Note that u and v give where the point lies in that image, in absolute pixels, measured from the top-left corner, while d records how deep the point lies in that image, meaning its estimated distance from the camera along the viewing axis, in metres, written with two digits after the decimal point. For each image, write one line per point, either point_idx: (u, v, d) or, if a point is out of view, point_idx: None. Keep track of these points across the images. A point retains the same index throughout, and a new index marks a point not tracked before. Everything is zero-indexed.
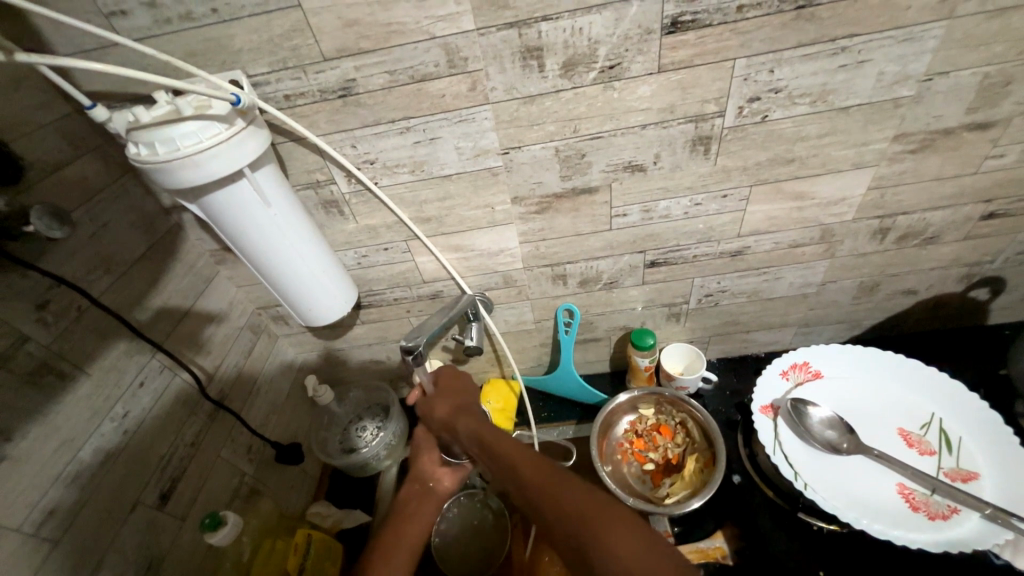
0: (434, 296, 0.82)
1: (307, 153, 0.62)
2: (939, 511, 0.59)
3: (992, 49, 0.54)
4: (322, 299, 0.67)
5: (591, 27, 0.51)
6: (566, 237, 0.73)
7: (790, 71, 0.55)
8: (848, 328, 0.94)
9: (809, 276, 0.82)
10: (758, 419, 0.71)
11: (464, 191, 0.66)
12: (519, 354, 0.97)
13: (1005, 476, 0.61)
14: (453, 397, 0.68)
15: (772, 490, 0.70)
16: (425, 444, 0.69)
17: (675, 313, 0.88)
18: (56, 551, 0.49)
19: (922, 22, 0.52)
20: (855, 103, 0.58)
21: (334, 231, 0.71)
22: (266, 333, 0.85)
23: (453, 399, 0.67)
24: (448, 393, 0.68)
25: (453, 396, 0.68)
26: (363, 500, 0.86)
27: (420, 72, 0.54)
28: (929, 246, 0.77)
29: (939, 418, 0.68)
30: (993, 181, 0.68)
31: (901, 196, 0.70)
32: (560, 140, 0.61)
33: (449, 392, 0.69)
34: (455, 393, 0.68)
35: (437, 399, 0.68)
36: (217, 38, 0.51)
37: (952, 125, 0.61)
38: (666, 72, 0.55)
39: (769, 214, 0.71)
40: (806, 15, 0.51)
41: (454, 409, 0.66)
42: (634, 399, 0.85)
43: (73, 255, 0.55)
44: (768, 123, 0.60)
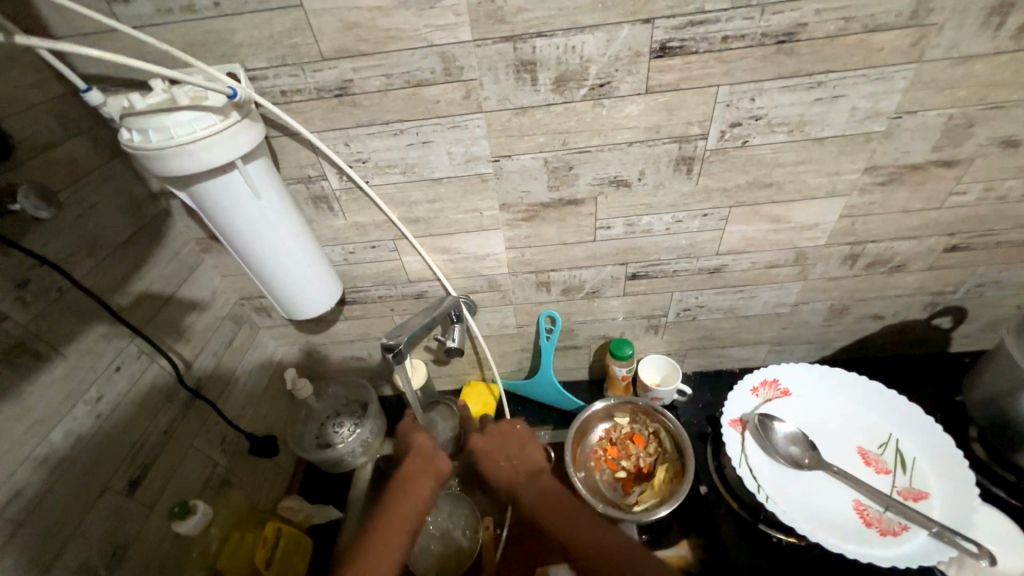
0: (418, 296, 0.83)
1: (300, 148, 0.63)
2: (890, 528, 0.62)
3: (956, 93, 0.58)
4: (306, 293, 0.67)
5: (583, 46, 0.53)
6: (551, 246, 0.75)
7: (770, 100, 0.58)
8: (819, 349, 0.97)
9: (783, 296, 0.85)
10: (727, 432, 0.73)
11: (453, 194, 0.67)
12: (500, 357, 0.98)
13: (953, 497, 0.64)
14: (507, 448, 0.70)
15: (736, 502, 0.72)
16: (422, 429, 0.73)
17: (654, 325, 0.91)
18: (20, 533, 0.48)
19: (893, 63, 0.55)
20: (829, 134, 0.62)
21: (322, 227, 0.72)
22: (248, 324, 0.84)
23: (507, 450, 0.70)
24: (505, 446, 0.70)
25: (510, 454, 0.70)
26: (335, 496, 0.87)
27: (416, 78, 0.55)
28: (896, 274, 0.81)
29: (896, 438, 0.71)
30: (956, 217, 0.72)
31: (871, 225, 0.73)
32: (549, 151, 0.62)
33: (506, 444, 0.71)
34: (516, 453, 0.70)
35: (493, 443, 0.71)
36: (218, 31, 0.52)
37: (919, 161, 0.65)
38: (654, 93, 0.57)
39: (746, 234, 0.74)
40: (786, 50, 0.54)
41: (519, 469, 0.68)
42: (610, 408, 0.87)
43: (57, 236, 0.54)
44: (748, 148, 0.63)
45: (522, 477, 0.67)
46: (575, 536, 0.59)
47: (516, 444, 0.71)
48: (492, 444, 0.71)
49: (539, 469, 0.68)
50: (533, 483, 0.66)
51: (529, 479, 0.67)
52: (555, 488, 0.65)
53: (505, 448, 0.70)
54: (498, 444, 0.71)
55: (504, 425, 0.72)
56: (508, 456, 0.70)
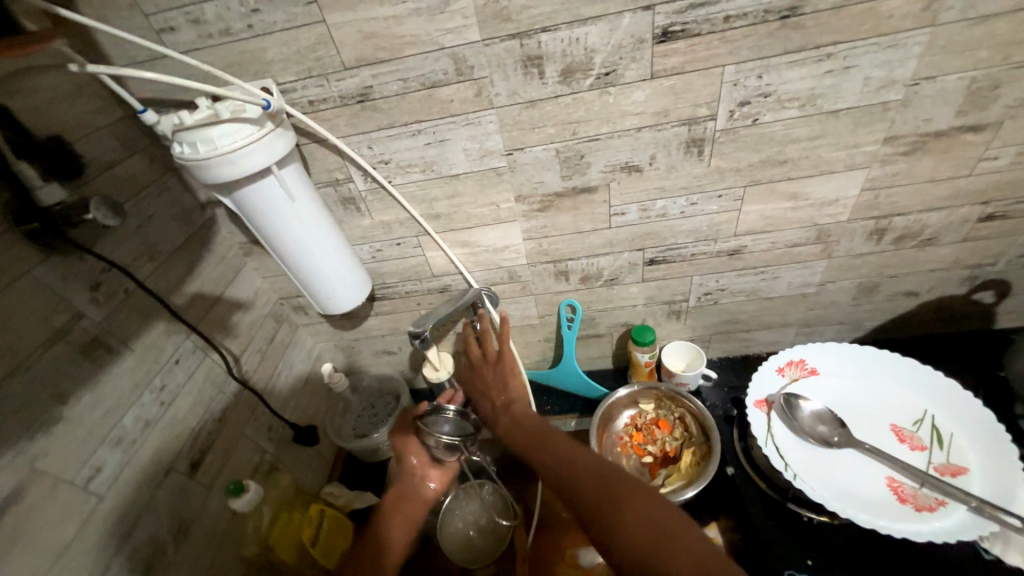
0: (442, 290, 0.87)
1: (326, 153, 0.67)
2: (927, 504, 0.60)
3: (976, 55, 0.56)
4: (336, 287, 0.72)
5: (587, 37, 0.55)
6: (568, 235, 0.77)
7: (778, 76, 0.58)
8: (850, 330, 0.95)
9: (807, 276, 0.84)
10: (752, 413, 0.72)
11: (471, 189, 0.71)
12: (524, 348, 1.01)
13: (995, 472, 0.61)
14: (498, 381, 0.79)
15: (765, 483, 0.70)
16: (404, 445, 0.79)
17: (675, 310, 0.91)
18: (102, 505, 0.55)
19: (906, 29, 0.54)
20: (843, 106, 0.61)
21: (351, 227, 0.77)
22: (287, 322, 0.91)
23: (500, 379, 0.79)
24: (493, 375, 0.80)
25: (499, 382, 0.79)
26: (373, 483, 0.93)
27: (430, 80, 0.59)
28: (928, 247, 0.79)
29: (931, 414, 0.69)
30: (988, 184, 0.70)
31: (896, 198, 0.72)
32: (560, 142, 0.65)
33: (494, 370, 0.80)
34: (500, 381, 0.78)
35: (483, 372, 0.81)
36: (252, 50, 0.57)
37: (943, 128, 0.63)
38: (659, 78, 0.59)
39: (763, 214, 0.74)
40: (791, 24, 0.54)
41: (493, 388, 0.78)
42: (634, 395, 0.89)
43: (121, 243, 0.61)
44: (758, 126, 0.63)
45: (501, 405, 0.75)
46: (593, 481, 0.55)
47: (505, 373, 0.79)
48: (489, 372, 0.80)
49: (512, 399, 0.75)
50: (509, 410, 0.73)
51: (505, 409, 0.74)
52: (526, 414, 0.71)
53: (494, 383, 0.79)
54: (492, 372, 0.80)
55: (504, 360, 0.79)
56: (496, 382, 0.79)
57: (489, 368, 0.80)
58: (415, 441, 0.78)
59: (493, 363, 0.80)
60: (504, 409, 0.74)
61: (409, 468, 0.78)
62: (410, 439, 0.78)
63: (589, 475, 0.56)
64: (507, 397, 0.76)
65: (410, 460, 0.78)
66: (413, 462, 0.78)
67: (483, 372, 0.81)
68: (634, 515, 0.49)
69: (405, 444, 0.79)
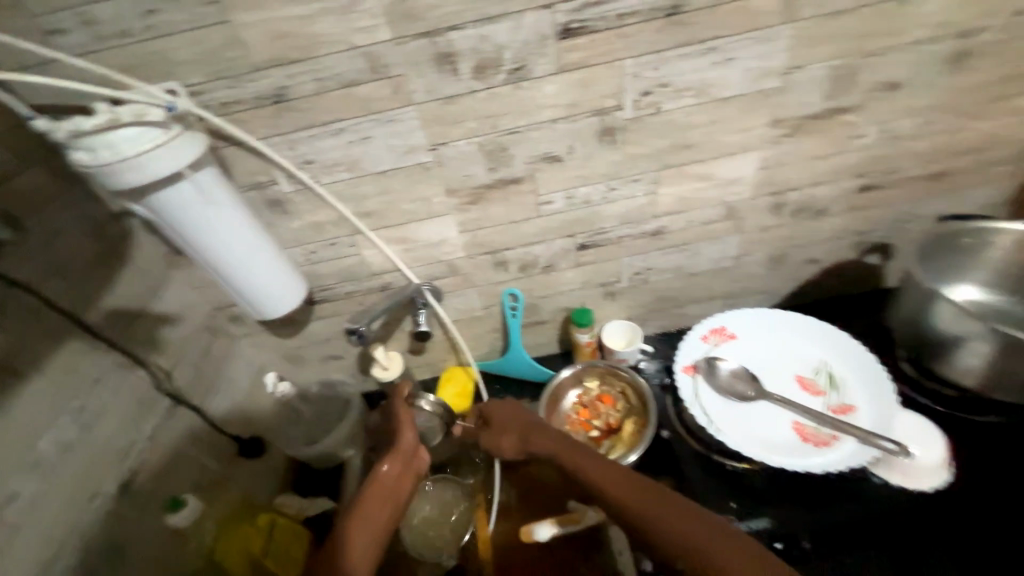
0: (383, 288, 0.87)
1: (247, 156, 0.66)
2: (823, 440, 0.69)
3: (835, 46, 0.65)
4: (273, 292, 0.72)
5: (495, 35, 0.59)
6: (501, 225, 0.80)
7: (672, 68, 0.64)
8: (767, 298, 1.04)
9: (724, 251, 0.92)
10: (680, 379, 0.78)
11: (401, 185, 0.72)
12: (472, 341, 1.03)
13: (876, 406, 0.71)
14: (511, 415, 0.81)
15: (695, 441, 0.77)
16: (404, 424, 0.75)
17: (611, 292, 0.97)
18: (19, 536, 0.52)
19: (774, 24, 0.62)
20: (732, 94, 0.68)
21: (281, 230, 0.76)
22: (223, 334, 0.88)
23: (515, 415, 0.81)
24: (506, 401, 0.83)
25: (514, 409, 0.82)
26: (327, 488, 0.92)
27: (346, 78, 0.60)
28: (821, 218, 0.88)
29: (828, 362, 0.78)
30: (862, 159, 0.80)
31: (789, 174, 0.80)
32: (482, 135, 0.68)
33: (506, 396, 0.84)
34: (514, 404, 0.82)
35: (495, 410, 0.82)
36: (155, 52, 0.56)
37: (817, 111, 0.72)
38: (566, 72, 0.63)
39: (677, 195, 0.80)
40: (677, 21, 0.60)
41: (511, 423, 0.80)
42: (578, 374, 0.93)
43: (23, 259, 0.58)
44: (662, 114, 0.69)
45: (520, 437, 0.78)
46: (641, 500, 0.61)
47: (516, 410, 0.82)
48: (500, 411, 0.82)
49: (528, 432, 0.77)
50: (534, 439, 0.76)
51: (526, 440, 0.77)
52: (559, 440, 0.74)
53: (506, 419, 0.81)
54: (503, 406, 0.82)
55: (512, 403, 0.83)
56: (512, 409, 0.82)
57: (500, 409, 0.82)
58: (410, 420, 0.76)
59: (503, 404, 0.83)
60: (525, 433, 0.77)
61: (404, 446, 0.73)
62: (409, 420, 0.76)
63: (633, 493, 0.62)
64: (524, 421, 0.79)
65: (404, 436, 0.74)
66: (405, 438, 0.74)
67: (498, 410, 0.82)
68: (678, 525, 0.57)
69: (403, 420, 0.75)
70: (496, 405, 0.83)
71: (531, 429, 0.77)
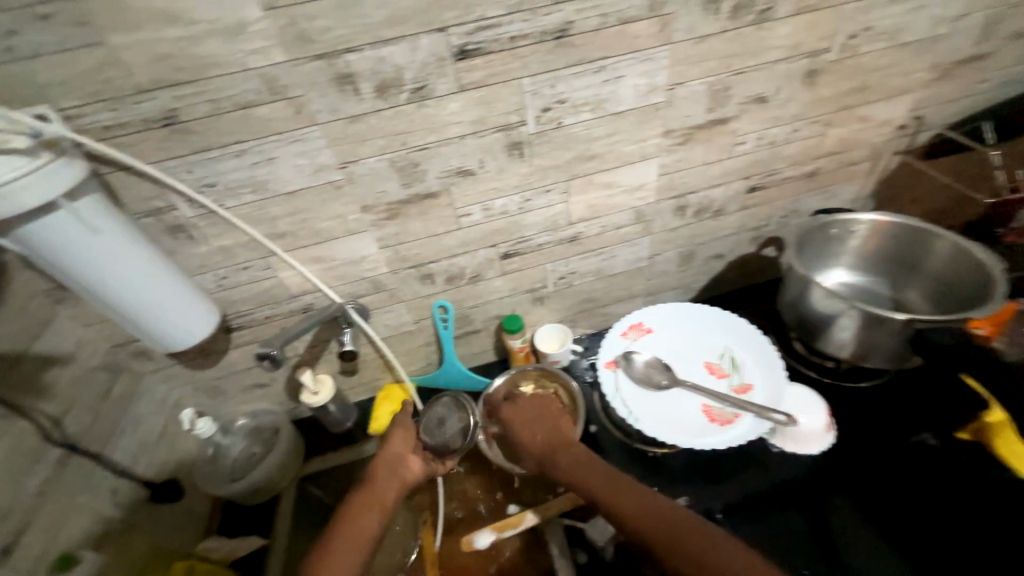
0: (306, 309, 0.85)
1: (139, 181, 0.63)
2: (727, 418, 0.77)
3: (707, 65, 0.73)
4: (178, 322, 0.69)
5: (392, 56, 0.60)
6: (422, 239, 0.81)
7: (567, 85, 0.69)
8: (684, 293, 1.13)
9: (638, 252, 0.99)
10: (602, 374, 0.83)
11: (313, 204, 0.71)
12: (407, 356, 1.02)
13: (770, 382, 0.80)
14: (541, 419, 0.74)
15: (620, 432, 0.83)
16: (398, 433, 0.75)
17: (539, 297, 1.00)
18: None
19: (652, 46, 0.68)
20: (624, 108, 0.74)
21: (186, 257, 0.72)
22: (127, 372, 0.81)
23: (544, 423, 0.74)
24: (529, 418, 0.75)
25: (539, 423, 0.74)
26: (258, 525, 0.88)
27: (242, 99, 0.59)
28: (719, 217, 0.97)
29: (731, 347, 0.86)
30: (745, 163, 0.89)
31: (685, 179, 0.88)
32: (392, 152, 0.69)
33: (530, 412, 0.76)
34: (539, 421, 0.74)
35: (520, 416, 0.75)
36: (18, 74, 0.52)
37: (701, 122, 0.80)
38: (468, 90, 0.66)
39: (588, 203, 0.86)
40: (565, 43, 0.65)
41: (537, 436, 0.72)
42: (512, 379, 0.96)
43: None
44: (563, 128, 0.74)
45: (547, 449, 0.71)
46: (664, 524, 0.55)
47: (546, 417, 0.75)
48: (528, 417, 0.75)
49: (556, 443, 0.70)
50: (561, 453, 0.68)
51: (552, 453, 0.69)
52: (583, 453, 0.67)
53: (536, 426, 0.74)
54: (530, 409, 0.76)
55: (539, 405, 0.77)
56: (536, 428, 0.74)
57: (527, 415, 0.75)
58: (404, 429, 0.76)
59: (530, 408, 0.76)
60: (544, 456, 0.70)
61: (394, 454, 0.74)
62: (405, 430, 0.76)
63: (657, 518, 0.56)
64: (544, 442, 0.71)
65: (393, 444, 0.75)
66: (395, 448, 0.74)
67: (523, 416, 0.75)
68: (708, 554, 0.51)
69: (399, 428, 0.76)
70: (520, 409, 0.76)
71: (551, 450, 0.70)
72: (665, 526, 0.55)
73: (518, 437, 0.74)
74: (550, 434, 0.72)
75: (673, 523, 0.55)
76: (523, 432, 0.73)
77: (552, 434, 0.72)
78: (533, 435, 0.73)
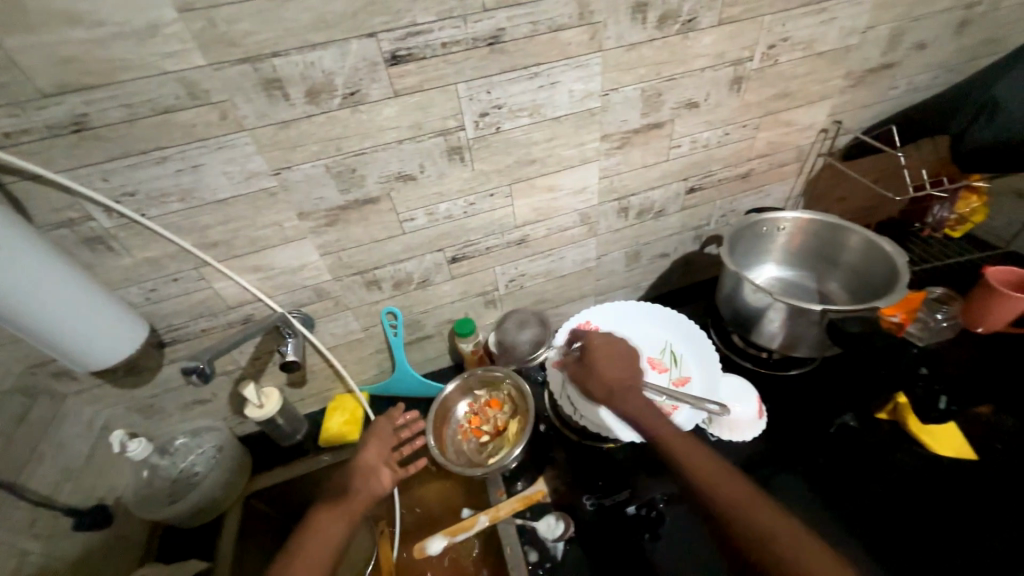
0: (245, 320, 0.82)
1: (49, 191, 0.60)
2: (666, 410, 0.81)
3: (639, 72, 0.76)
4: (101, 339, 0.65)
5: (321, 61, 0.60)
6: (365, 245, 0.80)
7: (503, 91, 0.70)
8: (632, 292, 1.17)
9: (585, 253, 1.01)
10: (551, 374, 0.90)
11: (245, 212, 0.69)
12: (359, 365, 1.00)
13: (706, 374, 0.84)
14: (622, 362, 0.77)
15: (569, 430, 0.88)
16: (371, 444, 0.78)
17: (490, 300, 1.01)
18: None
19: (585, 53, 0.71)
20: (561, 113, 0.76)
21: (107, 270, 0.68)
22: (47, 394, 0.76)
23: (621, 368, 0.76)
24: (615, 356, 0.78)
25: (620, 364, 0.77)
26: (199, 548, 0.84)
27: (161, 105, 0.57)
28: (661, 218, 1.01)
29: (671, 343, 0.91)
30: (682, 165, 0.93)
31: (626, 182, 0.91)
32: (327, 158, 0.68)
33: (621, 352, 0.78)
34: (622, 360, 0.77)
35: (597, 354, 0.78)
36: None
37: (637, 127, 0.83)
38: (402, 96, 0.66)
39: (532, 206, 0.87)
40: (497, 49, 0.66)
41: (618, 375, 0.75)
42: (465, 384, 0.96)
43: None
44: (502, 132, 0.75)
45: (630, 392, 0.73)
46: (746, 512, 0.56)
47: (625, 364, 0.77)
48: (607, 358, 0.77)
49: (635, 389, 0.74)
50: (643, 404, 0.71)
51: (633, 398, 0.72)
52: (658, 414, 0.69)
53: (616, 366, 0.76)
54: (615, 349, 0.79)
55: (619, 347, 0.79)
56: (619, 365, 0.77)
57: (605, 354, 0.78)
58: (377, 439, 0.78)
59: (608, 349, 0.78)
60: (617, 390, 0.74)
61: (365, 463, 0.75)
62: (378, 440, 0.78)
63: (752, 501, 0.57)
64: (622, 380, 0.75)
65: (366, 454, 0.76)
66: (367, 457, 0.75)
67: (603, 354, 0.78)
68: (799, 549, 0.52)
69: (371, 438, 0.78)
70: (602, 346, 0.79)
71: (625, 389, 0.74)
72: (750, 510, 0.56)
73: (597, 369, 0.77)
74: (628, 381, 0.75)
75: (758, 513, 0.56)
76: (602, 368, 0.76)
77: (629, 381, 0.75)
78: (608, 372, 0.76)
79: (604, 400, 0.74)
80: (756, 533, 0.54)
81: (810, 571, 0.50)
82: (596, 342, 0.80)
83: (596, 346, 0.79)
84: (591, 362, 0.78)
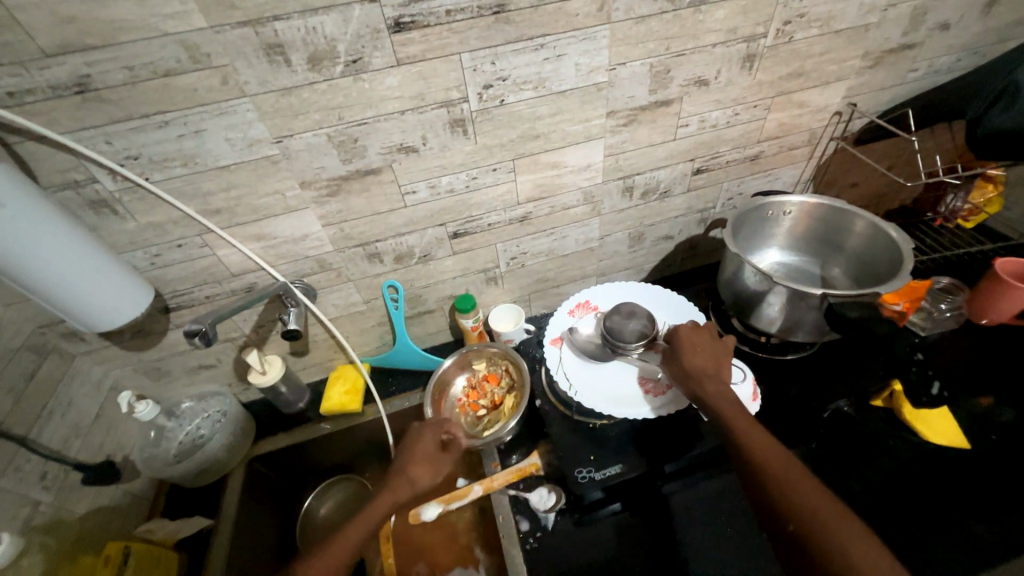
0: (248, 289, 0.84)
1: (53, 152, 0.60)
2: (660, 389, 0.81)
3: (647, 46, 0.74)
4: (104, 303, 0.66)
5: (323, 26, 0.59)
6: (367, 217, 0.81)
7: (507, 63, 0.69)
8: (635, 273, 1.16)
9: (588, 232, 1.01)
10: (548, 350, 0.88)
11: (248, 180, 0.69)
12: (359, 337, 1.02)
13: None
14: (711, 355, 0.76)
15: (564, 406, 0.84)
16: (421, 457, 0.72)
17: (491, 277, 1.02)
18: None
19: (592, 25, 0.69)
20: (567, 87, 0.75)
21: (112, 232, 0.70)
22: (56, 354, 0.78)
23: (709, 357, 0.76)
24: (703, 348, 0.77)
25: (709, 356, 0.76)
26: (202, 506, 0.88)
27: (162, 67, 0.57)
28: (666, 199, 1.00)
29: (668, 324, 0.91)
30: (689, 145, 0.92)
31: (632, 161, 0.90)
32: (329, 127, 0.68)
33: (707, 345, 0.77)
34: (709, 354, 0.76)
35: (692, 340, 0.78)
36: None
37: (644, 104, 0.81)
38: (404, 65, 0.65)
39: (535, 182, 0.87)
40: (502, 19, 0.64)
41: (702, 362, 0.75)
42: (463, 358, 0.97)
43: None
44: (506, 106, 0.74)
45: (708, 374, 0.73)
46: (789, 483, 0.56)
47: (718, 358, 0.76)
48: (699, 346, 0.77)
49: (712, 373, 0.73)
50: (715, 386, 0.71)
51: (707, 378, 0.72)
52: (724, 392, 0.70)
53: (704, 352, 0.76)
54: (705, 340, 0.78)
55: (709, 338, 0.78)
56: (703, 356, 0.76)
57: (696, 341, 0.78)
58: (430, 456, 0.73)
59: (697, 336, 0.78)
60: (693, 375, 0.73)
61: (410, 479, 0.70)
62: (430, 456, 0.73)
63: (795, 473, 0.57)
64: (703, 368, 0.74)
65: (415, 469, 0.71)
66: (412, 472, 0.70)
67: (692, 341, 0.78)
68: (839, 527, 0.51)
69: (424, 452, 0.73)
70: (690, 333, 0.78)
71: (702, 375, 0.73)
72: (791, 483, 0.56)
73: (682, 351, 0.77)
74: (711, 365, 0.74)
75: (801, 488, 0.56)
76: (687, 350, 0.76)
77: (714, 367, 0.74)
78: (692, 357, 0.75)
79: (678, 384, 0.74)
80: (790, 503, 0.55)
81: (844, 551, 0.49)
82: (687, 331, 0.79)
83: (681, 335, 0.79)
84: (677, 342, 0.78)
